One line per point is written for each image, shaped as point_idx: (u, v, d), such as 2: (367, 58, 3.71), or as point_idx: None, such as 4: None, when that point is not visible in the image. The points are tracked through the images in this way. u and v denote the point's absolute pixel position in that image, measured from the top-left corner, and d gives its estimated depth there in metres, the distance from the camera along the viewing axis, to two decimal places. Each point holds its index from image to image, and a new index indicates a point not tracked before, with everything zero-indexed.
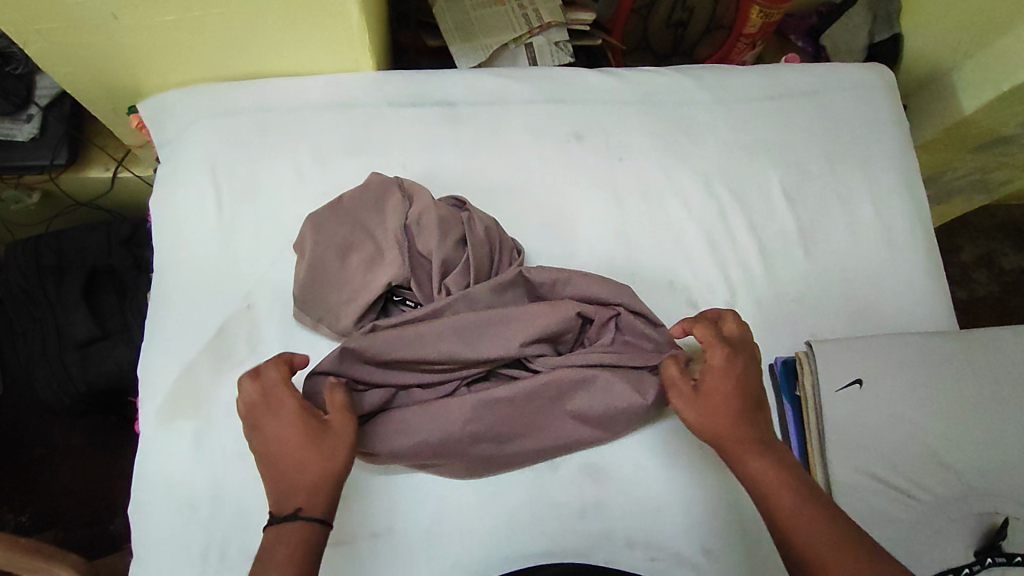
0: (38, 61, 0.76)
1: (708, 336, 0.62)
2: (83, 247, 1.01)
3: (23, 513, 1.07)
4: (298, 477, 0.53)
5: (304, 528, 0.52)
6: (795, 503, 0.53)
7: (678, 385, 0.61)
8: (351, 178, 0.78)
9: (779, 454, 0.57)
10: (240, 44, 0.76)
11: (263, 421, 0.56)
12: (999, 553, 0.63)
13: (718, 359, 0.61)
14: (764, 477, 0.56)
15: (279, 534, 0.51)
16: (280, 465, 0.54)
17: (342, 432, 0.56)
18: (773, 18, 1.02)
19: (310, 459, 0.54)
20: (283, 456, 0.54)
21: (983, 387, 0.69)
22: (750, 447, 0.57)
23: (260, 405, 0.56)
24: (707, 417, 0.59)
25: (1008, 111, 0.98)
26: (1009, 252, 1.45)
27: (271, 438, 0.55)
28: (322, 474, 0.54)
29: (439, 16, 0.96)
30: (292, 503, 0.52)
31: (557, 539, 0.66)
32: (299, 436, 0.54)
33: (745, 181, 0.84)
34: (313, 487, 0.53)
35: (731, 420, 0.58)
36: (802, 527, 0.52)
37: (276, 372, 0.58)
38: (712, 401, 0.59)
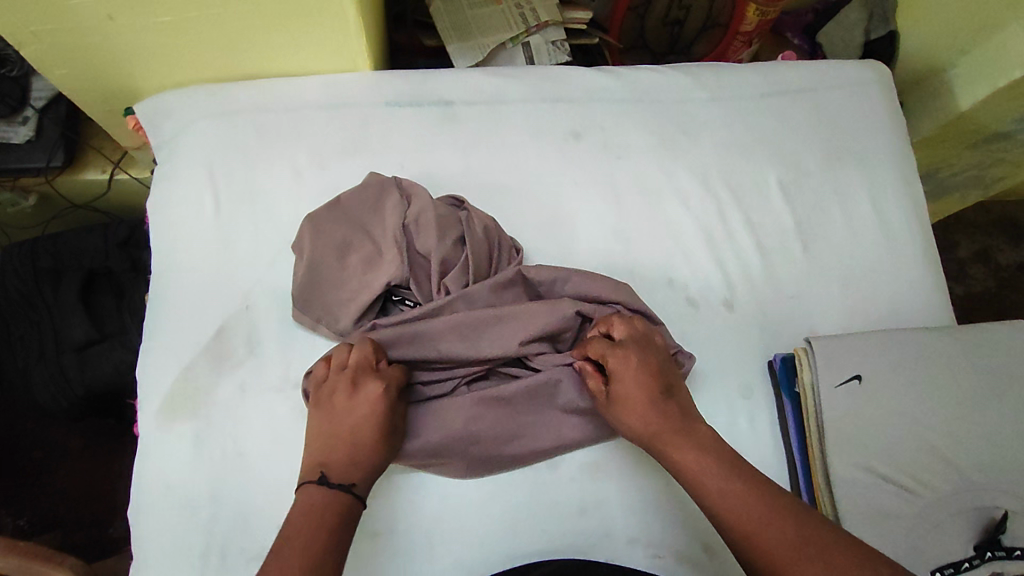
0: (33, 63, 0.75)
1: (600, 347, 0.65)
2: (80, 250, 1.02)
3: (23, 516, 1.06)
4: (365, 462, 0.60)
5: (352, 505, 0.57)
6: (719, 485, 0.56)
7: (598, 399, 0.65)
8: (349, 178, 0.78)
9: (698, 438, 0.60)
10: (237, 44, 0.76)
11: (361, 395, 0.61)
12: (999, 547, 0.63)
13: (615, 365, 0.63)
14: (688, 464, 0.58)
15: (332, 501, 0.56)
16: (357, 442, 0.60)
17: (402, 440, 0.64)
18: (770, 15, 1.03)
19: (382, 453, 0.61)
20: (368, 436, 0.60)
21: (981, 381, 0.70)
22: (669, 438, 0.60)
23: (372, 380, 0.62)
24: (635, 425, 0.62)
25: (1004, 107, 0.98)
26: (1005, 248, 1.46)
27: (363, 416, 0.61)
28: (379, 469, 0.61)
29: (435, 16, 0.96)
30: (352, 476, 0.59)
31: (558, 538, 0.66)
32: (388, 429, 0.61)
33: (743, 179, 0.84)
34: (368, 476, 0.59)
35: (646, 418, 0.61)
36: (728, 505, 0.55)
37: (395, 371, 0.64)
38: (625, 405, 0.62)
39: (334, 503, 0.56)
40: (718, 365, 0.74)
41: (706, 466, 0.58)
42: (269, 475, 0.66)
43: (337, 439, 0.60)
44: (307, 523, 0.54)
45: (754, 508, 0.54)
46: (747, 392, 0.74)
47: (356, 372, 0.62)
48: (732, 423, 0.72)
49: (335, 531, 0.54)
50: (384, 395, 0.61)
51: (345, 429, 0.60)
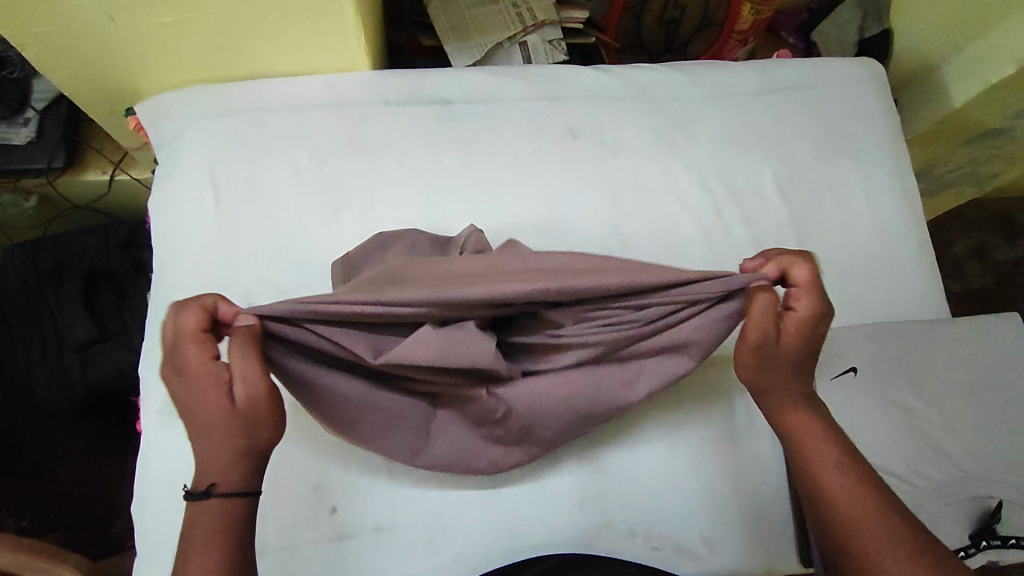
0: (36, 64, 0.76)
1: (804, 282, 0.55)
2: (80, 250, 1.01)
3: (24, 517, 1.07)
4: (215, 452, 0.50)
5: (222, 507, 0.50)
6: (841, 466, 0.55)
7: (765, 328, 0.54)
8: (349, 177, 0.79)
9: (822, 411, 0.58)
10: (236, 46, 0.77)
11: (175, 380, 0.51)
12: (993, 536, 0.65)
13: (803, 311, 0.55)
14: (806, 433, 0.56)
15: (201, 507, 0.50)
16: (200, 433, 0.50)
17: (255, 402, 0.50)
18: (765, 14, 1.04)
19: (222, 434, 0.50)
20: (197, 423, 0.50)
21: (974, 373, 0.71)
22: (793, 405, 0.57)
23: (188, 363, 0.50)
24: (773, 365, 0.56)
25: (998, 103, 0.99)
26: (1001, 245, 1.47)
27: (184, 402, 0.51)
28: (236, 451, 0.50)
29: (433, 16, 0.97)
30: (207, 478, 0.50)
31: (559, 531, 0.67)
32: (211, 403, 0.50)
33: (738, 175, 0.85)
34: (224, 466, 0.50)
35: (787, 378, 0.57)
36: (841, 486, 0.54)
37: (193, 323, 0.51)
38: (785, 353, 0.55)
39: (205, 511, 0.50)
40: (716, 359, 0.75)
41: (825, 438, 0.56)
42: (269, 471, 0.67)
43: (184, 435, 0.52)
44: (191, 535, 0.50)
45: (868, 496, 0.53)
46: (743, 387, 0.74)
47: (172, 360, 0.51)
48: (730, 416, 0.72)
49: (213, 540, 0.50)
50: (189, 371, 0.50)
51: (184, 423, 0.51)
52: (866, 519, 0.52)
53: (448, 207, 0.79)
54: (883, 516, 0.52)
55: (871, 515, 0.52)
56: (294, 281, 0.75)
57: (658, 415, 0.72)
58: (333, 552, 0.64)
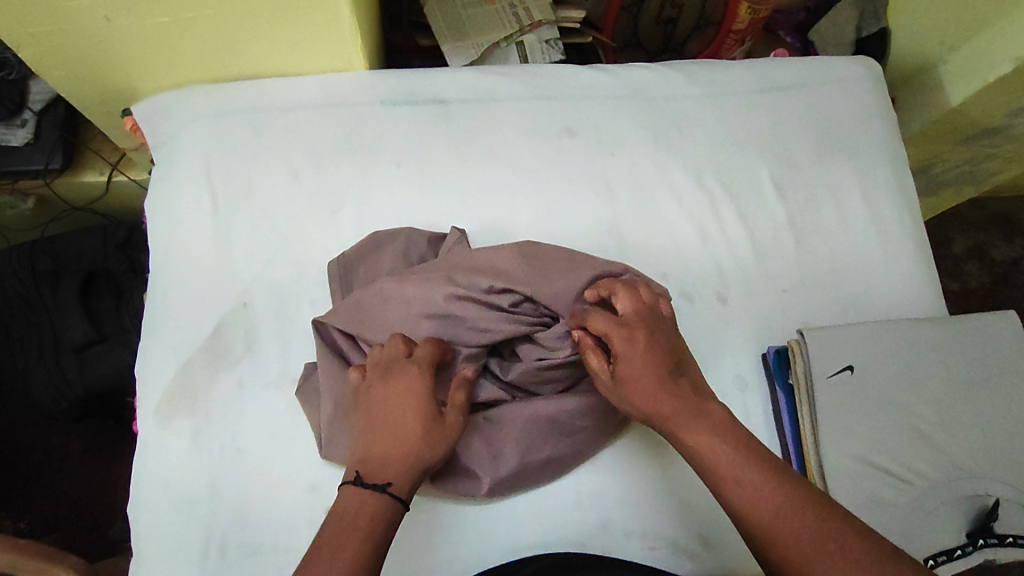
0: (33, 65, 0.76)
1: (601, 323, 0.61)
2: (80, 253, 1.00)
3: (23, 519, 1.07)
4: (401, 456, 0.57)
5: (387, 506, 0.54)
6: (730, 471, 0.55)
7: (602, 377, 0.62)
8: (345, 177, 0.79)
9: (711, 419, 0.58)
10: (232, 45, 0.77)
11: (392, 385, 0.60)
12: (991, 534, 0.65)
13: (621, 345, 0.61)
14: (701, 446, 0.57)
15: (365, 502, 0.54)
16: (394, 434, 0.58)
17: (455, 427, 0.59)
18: (762, 13, 1.03)
19: (422, 443, 0.57)
20: (404, 425, 0.58)
21: (970, 371, 0.71)
22: (682, 421, 0.58)
23: (403, 373, 0.60)
24: (639, 403, 0.60)
25: (995, 101, 0.99)
26: (1000, 244, 1.47)
27: (395, 407, 0.59)
28: (421, 460, 0.57)
29: (429, 16, 0.97)
30: (383, 476, 0.55)
31: (556, 532, 0.67)
32: (425, 417, 0.58)
33: (735, 174, 0.85)
34: (404, 470, 0.56)
35: (659, 399, 0.59)
36: (742, 495, 0.53)
37: (428, 352, 0.61)
38: (635, 386, 0.60)
39: (369, 504, 0.54)
40: (714, 357, 0.75)
41: (715, 448, 0.56)
42: (265, 472, 0.67)
43: (377, 436, 0.58)
44: (339, 530, 0.52)
45: (773, 502, 0.52)
46: (742, 385, 0.74)
47: (387, 367, 0.61)
48: None
49: (369, 535, 0.52)
50: (415, 383, 0.59)
51: (382, 423, 0.58)
52: (772, 524, 0.51)
53: (445, 206, 0.79)
54: (789, 518, 0.51)
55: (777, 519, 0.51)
56: (291, 281, 0.75)
57: None
58: None
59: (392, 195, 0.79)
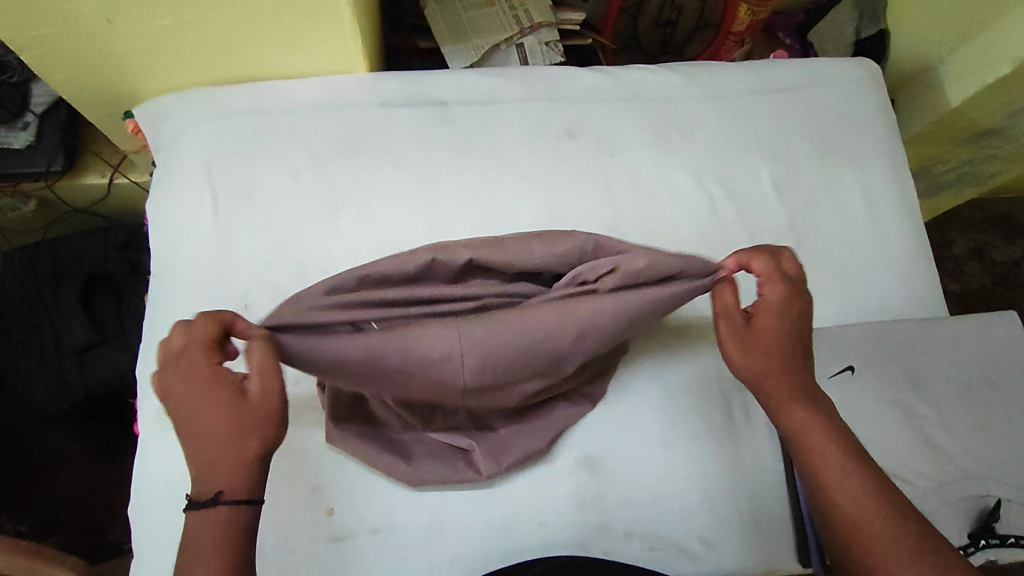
0: (34, 68, 0.76)
1: (766, 272, 0.57)
2: (80, 254, 1.00)
3: (23, 521, 1.07)
4: (223, 461, 0.49)
5: (230, 516, 0.49)
6: (842, 466, 0.54)
7: (731, 315, 0.58)
8: (346, 179, 0.79)
9: (826, 411, 0.57)
10: (233, 49, 0.77)
11: (174, 384, 0.50)
12: (993, 535, 0.65)
13: (771, 297, 0.57)
14: (810, 432, 0.56)
15: (206, 521, 0.49)
16: (207, 442, 0.49)
17: (267, 400, 0.50)
18: (762, 15, 1.05)
19: (234, 441, 0.49)
20: (207, 429, 0.49)
21: (971, 372, 0.71)
22: (794, 402, 0.57)
23: (191, 371, 0.49)
24: (754, 360, 0.57)
25: (994, 103, 0.99)
26: (1000, 245, 1.47)
27: (192, 415, 0.49)
28: (242, 455, 0.49)
29: (430, 17, 0.97)
30: (214, 488, 0.49)
31: (557, 533, 0.67)
32: (221, 408, 0.49)
33: (735, 175, 0.85)
34: (235, 475, 0.49)
35: (774, 365, 0.57)
36: (837, 485, 0.54)
37: (201, 334, 0.50)
38: (765, 337, 0.57)
39: (211, 522, 0.49)
40: (715, 357, 0.75)
41: (827, 436, 0.55)
42: None
43: (186, 442, 0.50)
44: (196, 555, 0.49)
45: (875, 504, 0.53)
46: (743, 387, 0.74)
47: (169, 369, 0.50)
48: (728, 415, 0.72)
49: (223, 552, 0.49)
50: (201, 378, 0.49)
51: (185, 429, 0.50)
52: (866, 522, 0.52)
53: (446, 208, 0.79)
54: (886, 520, 0.52)
55: (875, 522, 0.52)
56: (292, 282, 0.75)
57: (655, 412, 0.71)
58: (331, 554, 0.64)
59: (394, 197, 0.79)
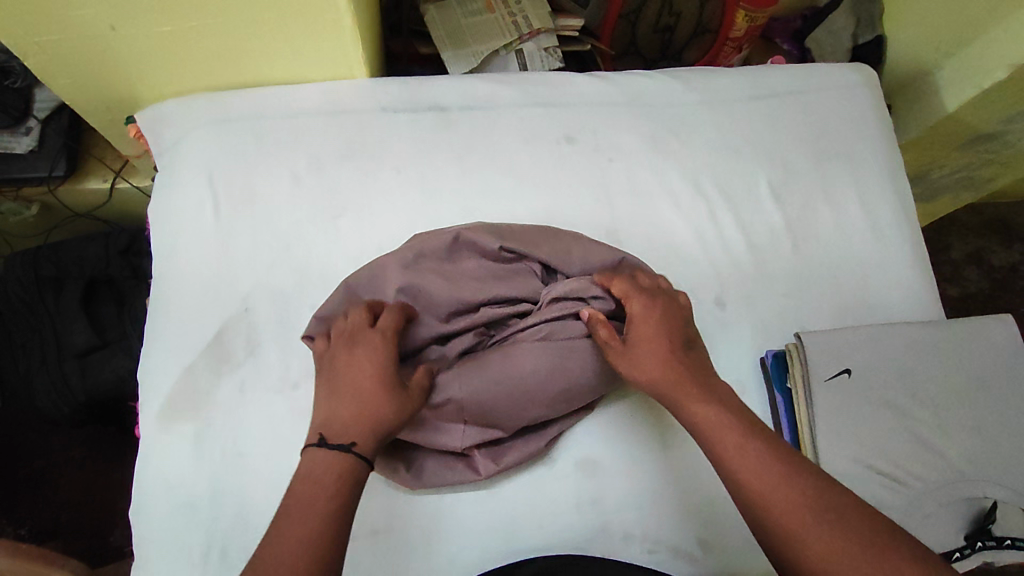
0: (38, 74, 0.77)
1: (624, 291, 0.65)
2: (81, 257, 1.02)
3: (23, 525, 1.07)
4: (364, 416, 0.56)
5: (355, 465, 0.54)
6: (739, 443, 0.55)
7: (611, 344, 0.63)
8: (346, 183, 0.80)
9: (720, 396, 0.59)
10: (234, 55, 0.78)
11: (355, 350, 0.59)
12: (989, 536, 0.66)
13: (638, 309, 0.63)
14: (708, 420, 0.57)
15: (333, 462, 0.53)
16: (358, 396, 0.56)
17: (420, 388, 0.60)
18: (759, 21, 1.05)
19: (387, 404, 0.57)
20: (365, 388, 0.57)
21: (967, 375, 0.71)
22: (687, 394, 0.59)
23: (371, 335, 0.60)
24: (643, 369, 0.60)
25: (990, 107, 1.00)
26: (999, 250, 1.47)
27: (359, 368, 0.58)
28: (383, 422, 0.56)
29: (430, 24, 0.98)
30: (349, 435, 0.55)
31: (556, 535, 0.67)
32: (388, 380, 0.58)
33: (732, 180, 0.85)
34: (371, 431, 0.55)
35: (665, 368, 0.60)
36: (740, 464, 0.54)
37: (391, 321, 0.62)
38: (645, 350, 0.61)
39: (336, 464, 0.53)
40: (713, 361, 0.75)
41: (721, 419, 0.56)
42: (266, 476, 0.67)
43: (340, 392, 0.57)
44: (311, 492, 0.52)
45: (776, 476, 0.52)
46: (739, 390, 0.74)
47: (352, 331, 0.61)
48: None
49: (336, 496, 0.52)
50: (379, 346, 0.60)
51: (343, 384, 0.57)
52: (775, 495, 0.52)
53: (445, 212, 0.79)
54: (790, 488, 0.52)
55: (781, 495, 0.51)
56: (292, 286, 0.75)
57: (654, 416, 0.72)
58: None
59: (394, 200, 0.79)
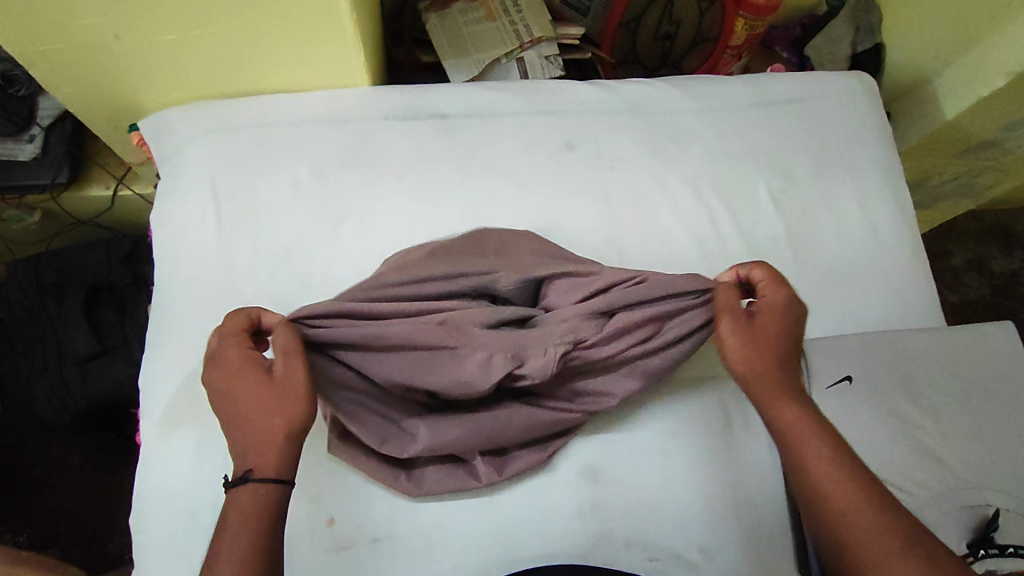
0: (42, 82, 0.78)
1: (762, 279, 0.64)
2: (82, 264, 1.02)
3: (22, 533, 1.06)
4: (253, 439, 0.52)
5: (258, 488, 0.51)
6: (827, 454, 0.53)
7: (732, 311, 0.62)
8: (348, 190, 0.80)
9: (812, 406, 0.57)
10: (238, 63, 0.78)
11: (213, 376, 0.55)
12: (991, 544, 0.64)
13: (772, 301, 0.61)
14: (796, 427, 0.55)
15: (236, 495, 0.51)
16: (241, 422, 0.53)
17: (290, 373, 0.54)
18: (758, 29, 1.06)
19: (266, 413, 0.53)
20: (239, 411, 0.53)
21: (969, 382, 0.72)
22: (781, 395, 0.57)
23: (225, 354, 0.56)
24: (752, 351, 0.59)
25: (990, 115, 1.00)
26: (999, 256, 1.48)
27: (227, 390, 0.54)
28: (270, 432, 0.52)
29: (432, 33, 0.99)
30: (245, 463, 0.52)
31: (556, 542, 0.67)
32: (253, 388, 0.53)
33: (732, 187, 0.86)
34: (266, 448, 0.52)
35: (771, 364, 0.58)
36: (824, 477, 0.52)
37: (241, 326, 0.58)
38: (758, 333, 0.60)
39: (242, 498, 0.50)
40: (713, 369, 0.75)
41: (810, 427, 0.55)
42: None
43: (224, 422, 0.54)
44: (226, 531, 0.49)
45: (858, 490, 0.51)
46: (739, 397, 0.74)
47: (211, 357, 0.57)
48: (726, 427, 0.73)
49: (253, 524, 0.50)
50: (233, 360, 0.55)
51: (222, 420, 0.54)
52: (854, 511, 0.50)
53: (447, 218, 0.80)
54: (871, 509, 0.50)
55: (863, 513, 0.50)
56: (293, 292, 0.75)
57: (656, 425, 0.72)
58: (331, 563, 0.64)
59: (395, 207, 0.80)
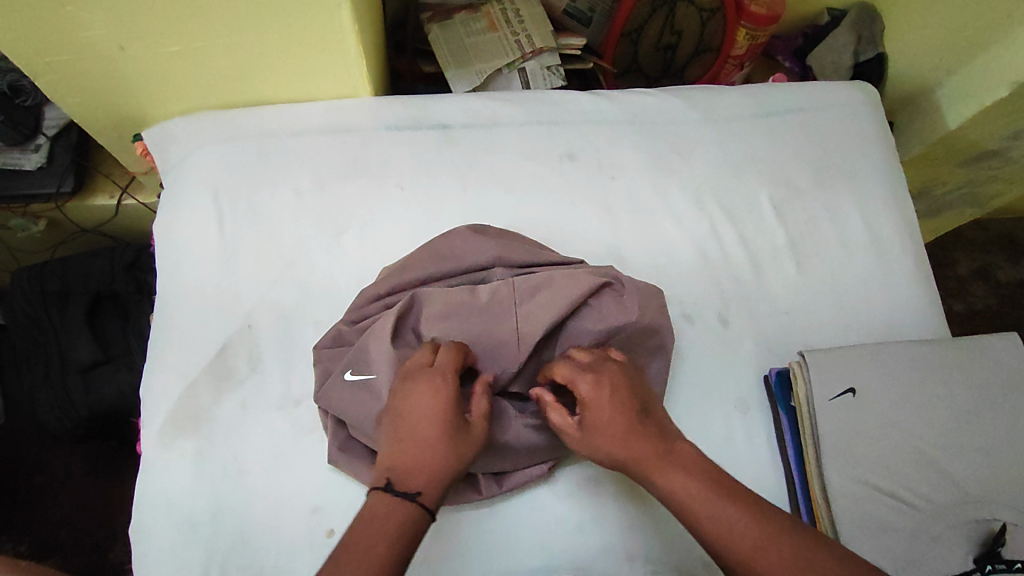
0: (49, 94, 0.78)
1: (568, 373, 0.58)
2: (87, 273, 1.02)
3: (22, 542, 1.06)
4: (428, 467, 0.52)
5: (417, 516, 0.50)
6: (710, 513, 0.51)
7: (568, 431, 0.57)
8: (349, 200, 0.80)
9: (682, 459, 0.54)
10: (240, 75, 0.79)
11: (416, 392, 0.55)
12: (999, 560, 0.64)
13: (586, 389, 0.57)
14: (677, 488, 0.53)
15: (395, 510, 0.50)
16: (420, 442, 0.53)
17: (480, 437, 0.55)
18: (760, 39, 1.08)
19: (449, 454, 0.53)
20: (424, 432, 0.53)
21: (974, 394, 0.71)
22: (654, 465, 0.54)
23: (427, 379, 0.55)
24: (606, 451, 0.55)
25: (994, 124, 1.00)
26: (1006, 265, 1.47)
27: (423, 410, 0.54)
28: (445, 470, 0.52)
29: (433, 43, 0.99)
30: (414, 484, 0.51)
31: (557, 556, 0.66)
32: (455, 428, 0.54)
33: (732, 197, 0.85)
34: (436, 480, 0.52)
35: (625, 443, 0.54)
36: (716, 534, 0.50)
37: (451, 359, 0.57)
38: (600, 431, 0.55)
39: (399, 513, 0.50)
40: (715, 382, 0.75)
41: (688, 487, 0.52)
42: (267, 494, 0.67)
43: (401, 437, 0.54)
44: (371, 535, 0.48)
45: (752, 538, 0.49)
46: (743, 406, 0.74)
47: (408, 375, 0.56)
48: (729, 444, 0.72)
49: (395, 542, 0.49)
50: (443, 393, 0.55)
51: (404, 428, 0.54)
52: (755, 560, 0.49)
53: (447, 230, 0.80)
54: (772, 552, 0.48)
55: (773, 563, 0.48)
56: (294, 303, 0.76)
57: None
58: None
59: (398, 217, 0.80)
